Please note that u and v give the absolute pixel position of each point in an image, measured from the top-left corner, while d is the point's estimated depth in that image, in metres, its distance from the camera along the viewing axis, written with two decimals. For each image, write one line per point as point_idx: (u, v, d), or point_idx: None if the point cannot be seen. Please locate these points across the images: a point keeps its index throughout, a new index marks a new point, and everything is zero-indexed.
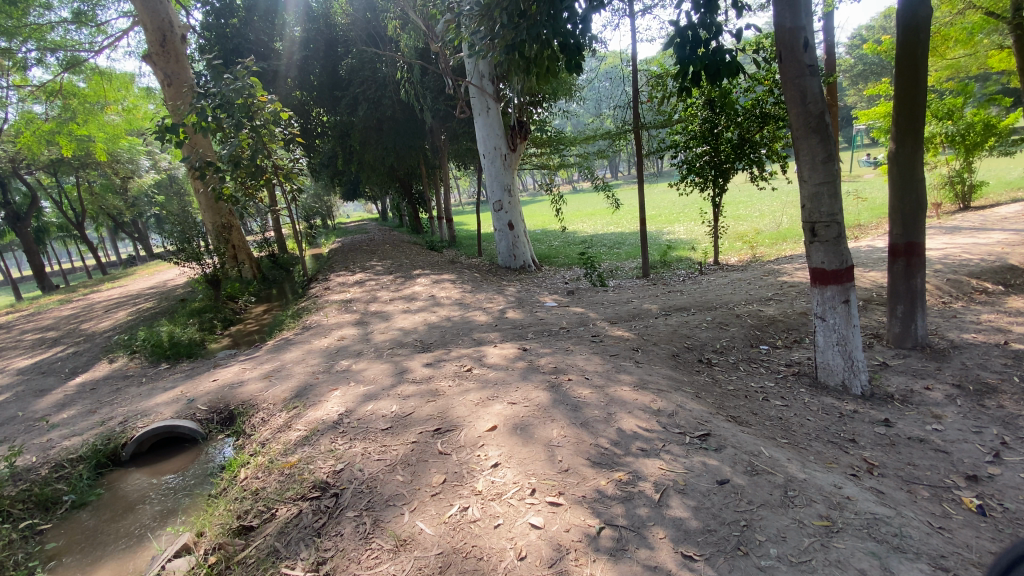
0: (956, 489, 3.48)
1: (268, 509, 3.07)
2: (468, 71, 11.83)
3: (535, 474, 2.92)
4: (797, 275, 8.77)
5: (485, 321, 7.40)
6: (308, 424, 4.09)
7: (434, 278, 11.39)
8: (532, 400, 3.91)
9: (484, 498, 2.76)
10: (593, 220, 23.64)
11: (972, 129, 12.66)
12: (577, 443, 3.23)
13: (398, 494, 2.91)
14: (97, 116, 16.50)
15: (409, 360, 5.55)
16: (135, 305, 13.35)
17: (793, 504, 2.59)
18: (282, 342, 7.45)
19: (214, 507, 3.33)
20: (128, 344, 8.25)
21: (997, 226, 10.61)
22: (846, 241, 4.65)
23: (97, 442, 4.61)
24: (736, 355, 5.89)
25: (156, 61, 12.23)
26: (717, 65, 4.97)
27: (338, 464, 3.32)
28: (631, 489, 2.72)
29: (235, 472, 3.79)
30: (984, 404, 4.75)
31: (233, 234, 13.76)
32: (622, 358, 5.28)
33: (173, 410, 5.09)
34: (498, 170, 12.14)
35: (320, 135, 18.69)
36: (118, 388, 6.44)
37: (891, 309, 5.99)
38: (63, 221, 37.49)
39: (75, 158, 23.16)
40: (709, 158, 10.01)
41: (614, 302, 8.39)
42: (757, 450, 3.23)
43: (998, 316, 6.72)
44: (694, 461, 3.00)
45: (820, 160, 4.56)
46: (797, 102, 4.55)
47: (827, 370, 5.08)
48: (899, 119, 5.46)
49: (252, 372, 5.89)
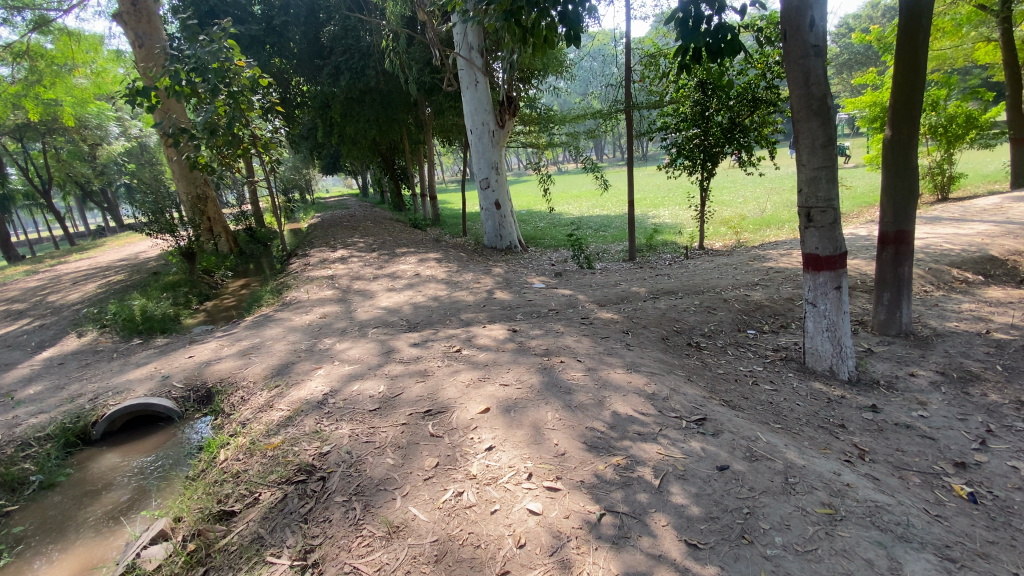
0: (946, 476, 3.51)
1: (250, 493, 2.92)
2: (456, 42, 11.44)
3: (531, 458, 2.83)
4: (782, 261, 8.80)
5: (473, 301, 7.25)
6: (291, 404, 3.93)
7: (421, 257, 11.18)
8: (524, 382, 3.82)
9: (479, 483, 2.66)
10: (579, 202, 23.43)
11: (953, 122, 12.87)
12: (572, 427, 3.14)
13: (388, 478, 2.79)
14: (65, 79, 15.69)
15: (395, 340, 5.38)
16: (105, 278, 12.84)
17: (795, 491, 2.56)
18: (261, 319, 7.20)
19: (191, 491, 3.16)
20: (98, 318, 7.90)
21: (977, 217, 10.82)
22: (841, 227, 4.61)
23: (66, 420, 4.40)
24: (725, 339, 5.88)
25: (126, 20, 11.56)
26: (719, 42, 4.79)
27: (324, 447, 3.19)
28: (630, 475, 2.65)
29: (214, 453, 3.61)
30: (967, 392, 4.82)
31: (209, 206, 13.27)
32: (613, 340, 5.21)
33: (146, 388, 4.86)
34: (485, 147, 11.88)
35: (300, 106, 18.12)
36: (88, 363, 6.16)
37: (877, 296, 6.03)
38: (30, 188, 35.94)
39: (41, 123, 22.09)
40: (699, 141, 9.89)
41: (602, 284, 8.31)
42: (755, 436, 3.19)
43: (979, 305, 6.82)
44: (693, 446, 2.94)
45: (820, 144, 4.48)
46: (800, 84, 4.46)
47: (816, 356, 5.08)
48: (896, 106, 5.39)
49: (230, 349, 5.65)
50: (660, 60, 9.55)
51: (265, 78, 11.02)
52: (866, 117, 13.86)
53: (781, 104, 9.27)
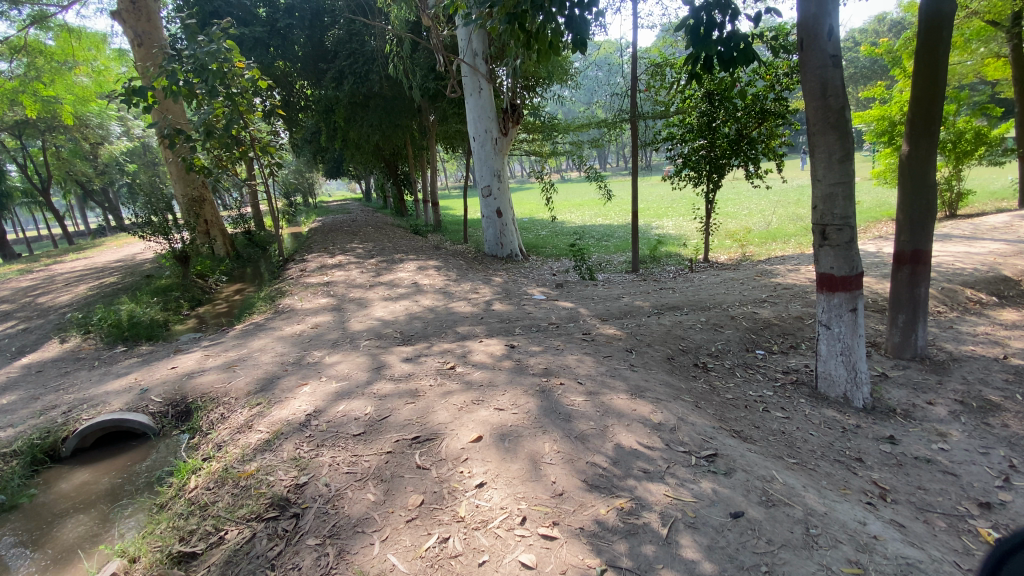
0: (972, 519, 3.24)
1: (216, 531, 2.68)
2: (461, 48, 11.26)
3: (525, 498, 2.58)
4: (790, 277, 8.53)
5: (471, 313, 7.00)
6: (271, 425, 3.67)
7: (420, 264, 10.95)
8: (521, 407, 3.56)
9: (467, 527, 2.42)
10: (580, 211, 23.30)
11: (963, 138, 12.64)
12: (571, 461, 2.89)
13: (367, 519, 2.55)
14: (65, 76, 15.73)
15: (387, 354, 5.13)
16: (98, 279, 12.64)
17: (817, 546, 2.30)
18: (251, 327, 6.95)
19: (154, 524, 2.91)
20: (83, 322, 7.65)
21: (989, 236, 10.57)
22: (858, 246, 4.36)
23: (34, 437, 4.16)
24: (732, 359, 5.62)
25: (125, 18, 11.42)
26: (732, 51, 4.51)
27: (301, 477, 2.95)
28: (635, 521, 2.40)
29: (184, 479, 3.36)
30: (988, 423, 4.54)
31: (206, 208, 13.13)
32: (615, 360, 4.95)
33: (123, 401, 4.61)
34: (488, 154, 11.67)
35: (303, 110, 17.98)
36: (66, 371, 5.91)
37: (892, 318, 5.76)
38: (29, 187, 35.90)
39: (41, 120, 22.00)
40: (705, 152, 9.67)
41: (605, 297, 8.06)
42: (770, 475, 2.92)
43: (994, 328, 6.57)
44: (703, 488, 2.68)
45: (836, 159, 4.24)
46: (816, 95, 4.23)
47: (828, 381, 4.82)
48: (914, 120, 5.15)
49: (214, 360, 5.41)
50: (666, 70, 9.36)
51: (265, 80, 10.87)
52: (873, 132, 13.57)
53: (789, 116, 9.04)
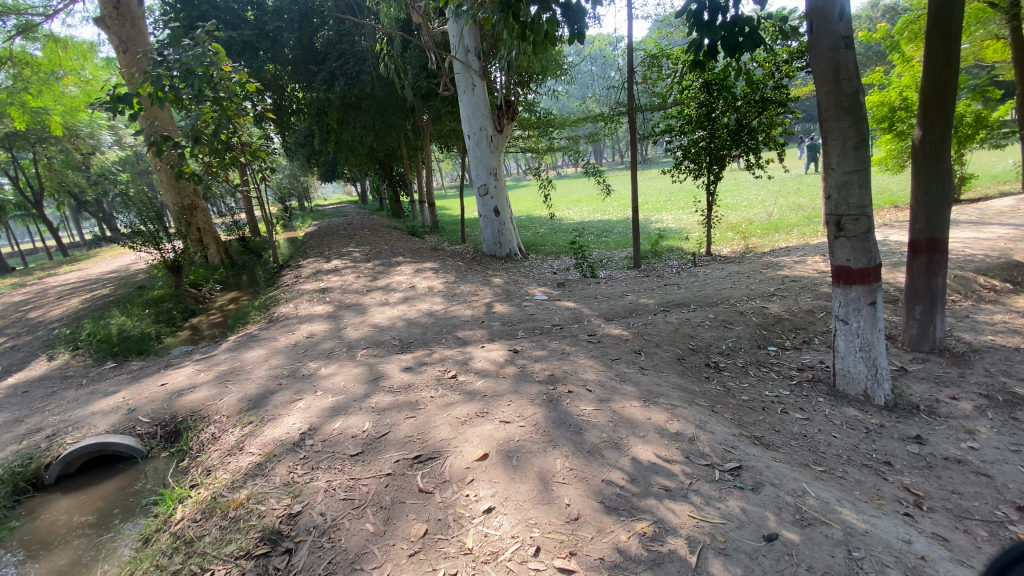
0: (1012, 525, 3.03)
1: (202, 572, 2.47)
2: (452, 44, 10.94)
3: (538, 524, 2.37)
4: (798, 269, 8.31)
5: (471, 317, 6.76)
6: (263, 446, 3.43)
7: (417, 266, 10.73)
8: (528, 419, 3.34)
9: (476, 561, 2.21)
10: (580, 207, 23.11)
11: (963, 121, 12.37)
12: (585, 480, 2.67)
13: (366, 554, 2.35)
14: (53, 87, 15.49)
15: (385, 363, 4.90)
16: (91, 291, 12.40)
17: (862, 572, 2.10)
18: (244, 338, 6.73)
19: (135, 563, 2.69)
20: (72, 338, 7.42)
21: (996, 220, 10.35)
22: (875, 237, 4.13)
23: (14, 464, 3.93)
24: (744, 357, 5.40)
25: (109, 24, 11.18)
26: (736, 36, 4.26)
27: (294, 506, 2.73)
28: (659, 549, 2.19)
29: (171, 509, 3.14)
30: (1016, 417, 4.33)
31: (198, 216, 12.92)
32: (624, 363, 4.73)
33: (109, 423, 4.38)
34: (484, 152, 11.39)
35: (296, 113, 17.57)
36: (52, 391, 5.68)
37: (908, 309, 5.54)
38: (21, 200, 35.48)
39: (30, 131, 21.68)
40: (705, 143, 9.41)
41: (608, 295, 7.83)
42: (801, 488, 2.70)
43: (1011, 316, 6.35)
44: (731, 507, 2.47)
45: (851, 145, 4.02)
46: (828, 80, 3.99)
47: (848, 378, 4.59)
48: (927, 102, 4.89)
49: (205, 375, 5.17)
50: (664, 61, 9.10)
51: (254, 83, 10.60)
52: (873, 118, 13.32)
53: (790, 104, 8.84)
